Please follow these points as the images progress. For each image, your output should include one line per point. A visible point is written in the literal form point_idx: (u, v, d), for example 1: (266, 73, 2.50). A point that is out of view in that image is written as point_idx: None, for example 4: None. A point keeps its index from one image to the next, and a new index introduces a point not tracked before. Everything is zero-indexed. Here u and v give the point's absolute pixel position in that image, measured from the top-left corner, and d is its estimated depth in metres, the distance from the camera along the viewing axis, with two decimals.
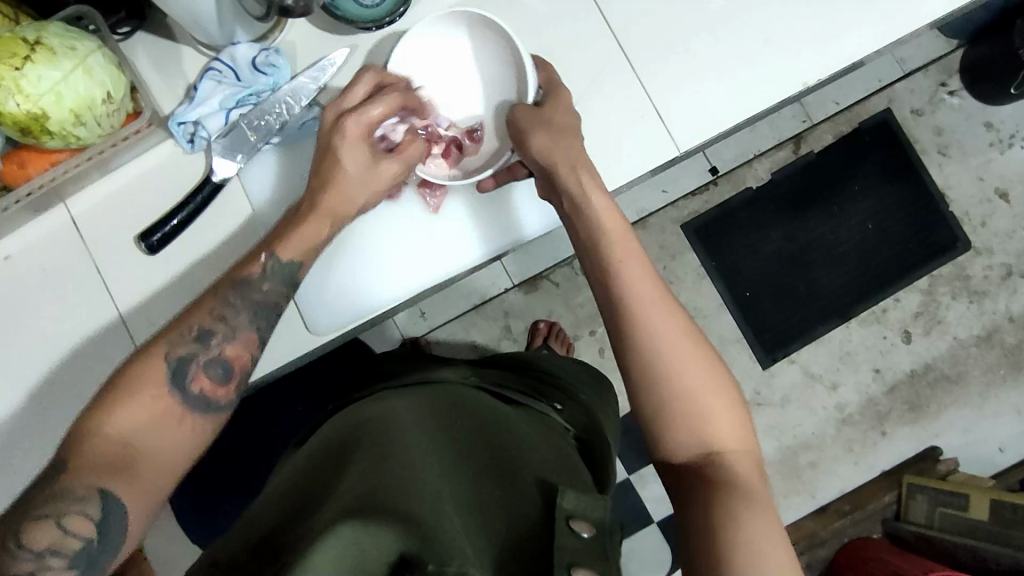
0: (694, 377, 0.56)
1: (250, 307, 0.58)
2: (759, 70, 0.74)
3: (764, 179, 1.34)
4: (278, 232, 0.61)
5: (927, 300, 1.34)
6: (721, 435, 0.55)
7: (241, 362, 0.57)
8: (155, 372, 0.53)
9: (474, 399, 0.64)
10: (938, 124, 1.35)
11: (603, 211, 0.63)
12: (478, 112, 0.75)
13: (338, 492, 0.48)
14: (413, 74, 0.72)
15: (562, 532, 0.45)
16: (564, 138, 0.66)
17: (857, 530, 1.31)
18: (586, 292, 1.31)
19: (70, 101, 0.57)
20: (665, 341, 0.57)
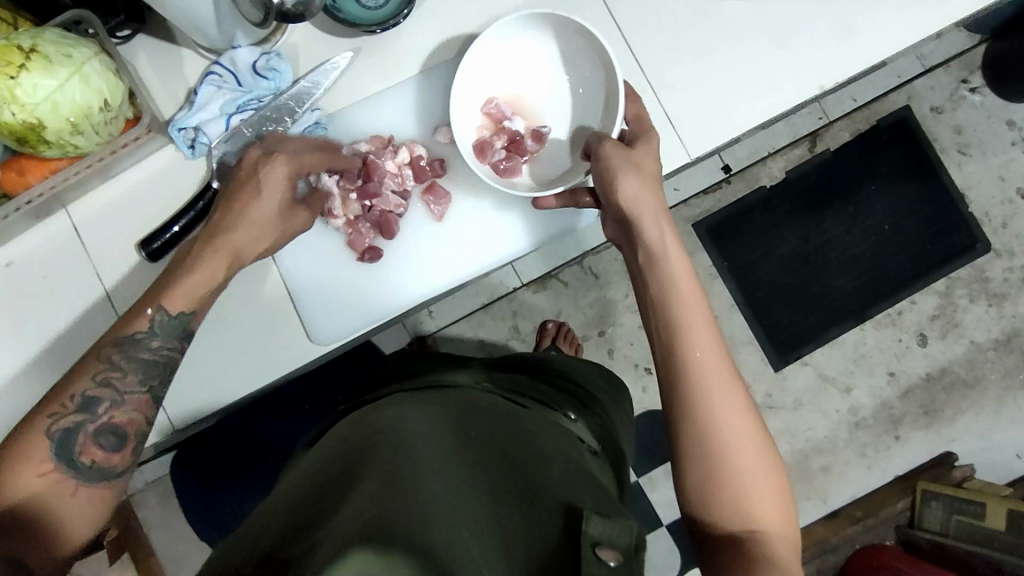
0: (747, 454, 0.57)
1: (138, 366, 0.59)
2: (775, 72, 0.71)
3: (778, 177, 1.31)
4: (164, 281, 0.62)
5: (945, 303, 1.31)
6: (766, 515, 0.56)
7: (134, 425, 0.59)
8: (40, 447, 0.54)
9: (488, 407, 0.62)
10: (958, 122, 1.32)
11: (679, 266, 0.62)
12: (552, 113, 0.73)
13: (346, 511, 0.46)
14: (485, 77, 0.72)
15: (589, 560, 0.43)
16: (650, 188, 0.64)
17: (869, 537, 1.29)
18: (596, 292, 1.29)
19: (67, 110, 0.56)
20: (726, 415, 0.57)
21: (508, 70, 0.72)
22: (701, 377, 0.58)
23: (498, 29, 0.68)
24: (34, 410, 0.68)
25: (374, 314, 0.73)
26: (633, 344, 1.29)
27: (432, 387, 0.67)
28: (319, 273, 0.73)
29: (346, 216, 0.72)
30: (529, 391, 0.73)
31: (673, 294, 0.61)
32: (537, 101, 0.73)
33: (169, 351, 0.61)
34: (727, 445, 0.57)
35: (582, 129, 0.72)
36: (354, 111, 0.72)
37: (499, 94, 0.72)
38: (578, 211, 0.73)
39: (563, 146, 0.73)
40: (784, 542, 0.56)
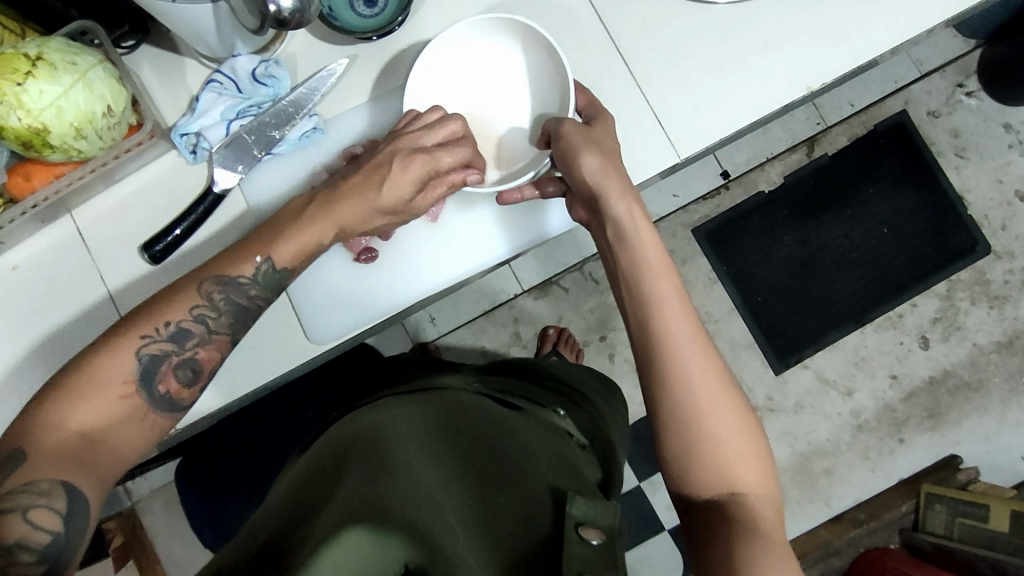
0: (723, 422, 0.58)
1: (232, 307, 0.60)
2: (765, 75, 0.72)
3: (775, 182, 1.32)
4: (269, 232, 0.63)
5: (945, 305, 1.31)
6: (745, 477, 0.57)
7: (212, 364, 0.60)
8: (126, 367, 0.55)
9: (474, 407, 0.63)
10: (955, 126, 1.32)
11: (643, 238, 0.64)
12: (512, 110, 0.75)
13: (338, 498, 0.46)
14: (441, 79, 0.73)
15: (572, 539, 0.45)
16: (613, 164, 0.66)
17: (873, 540, 1.29)
18: (596, 297, 1.30)
19: (71, 115, 0.57)
20: (698, 382, 0.59)
21: (467, 80, 0.74)
22: (673, 353, 0.59)
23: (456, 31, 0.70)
24: None
25: (369, 315, 0.75)
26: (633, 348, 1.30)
27: (421, 389, 0.68)
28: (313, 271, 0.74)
29: None
30: (518, 392, 0.74)
31: (645, 272, 0.63)
32: (485, 113, 0.75)
33: (259, 300, 0.62)
34: (700, 415, 0.58)
35: (541, 119, 0.74)
36: (348, 117, 0.73)
37: (455, 97, 0.74)
38: (546, 203, 0.74)
39: (520, 150, 0.75)
40: (765, 503, 0.57)
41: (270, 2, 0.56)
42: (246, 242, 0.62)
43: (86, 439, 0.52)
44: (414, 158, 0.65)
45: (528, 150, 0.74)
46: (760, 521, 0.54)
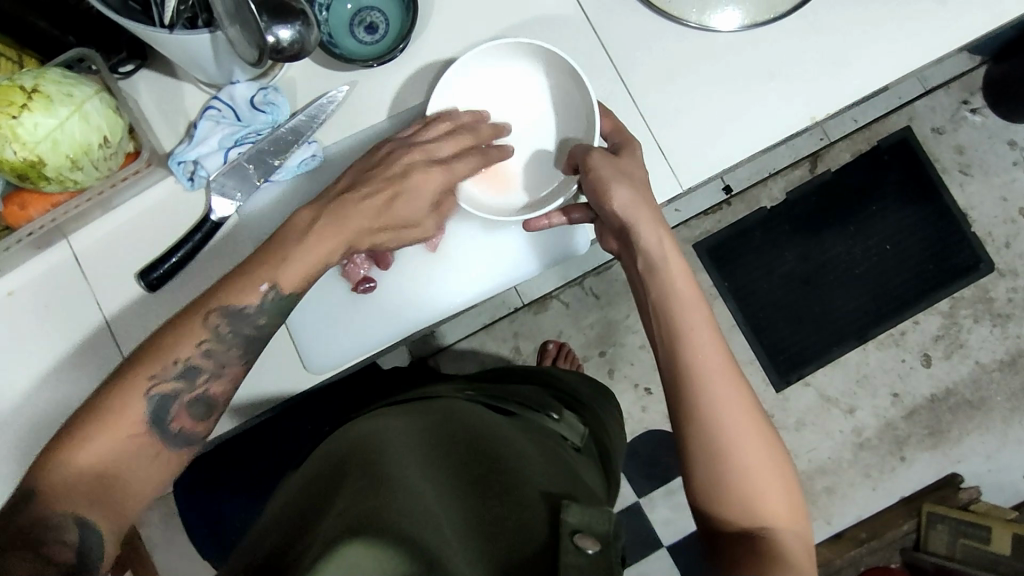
0: (753, 452, 0.58)
1: (240, 339, 0.59)
2: (768, 103, 0.72)
3: (778, 198, 1.32)
4: (269, 256, 0.61)
5: (948, 323, 1.30)
6: (775, 510, 0.57)
7: (225, 396, 0.60)
8: (135, 407, 0.54)
9: (469, 412, 0.62)
10: (960, 142, 1.32)
11: (671, 267, 0.64)
12: (542, 135, 0.74)
13: (334, 510, 0.45)
14: (467, 108, 0.72)
15: (569, 548, 0.44)
16: (644, 196, 0.65)
17: (874, 559, 1.28)
18: (596, 313, 1.29)
19: (66, 147, 0.57)
20: (725, 413, 0.58)
21: (499, 97, 0.73)
22: (703, 382, 0.59)
23: (477, 57, 0.69)
24: (34, 437, 0.69)
25: (370, 341, 0.74)
26: (633, 364, 1.30)
27: (414, 398, 0.66)
28: (313, 296, 0.73)
29: None
30: (513, 396, 0.72)
31: (675, 301, 0.62)
32: (511, 141, 0.74)
33: (269, 329, 0.61)
34: (731, 445, 0.58)
35: (569, 142, 0.73)
36: (349, 145, 0.72)
37: None
38: (572, 229, 0.74)
39: (545, 177, 0.74)
40: (794, 538, 0.56)
41: (268, 33, 0.56)
42: (245, 269, 0.60)
43: (96, 483, 0.51)
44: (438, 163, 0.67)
45: (551, 174, 0.74)
46: (790, 556, 0.54)
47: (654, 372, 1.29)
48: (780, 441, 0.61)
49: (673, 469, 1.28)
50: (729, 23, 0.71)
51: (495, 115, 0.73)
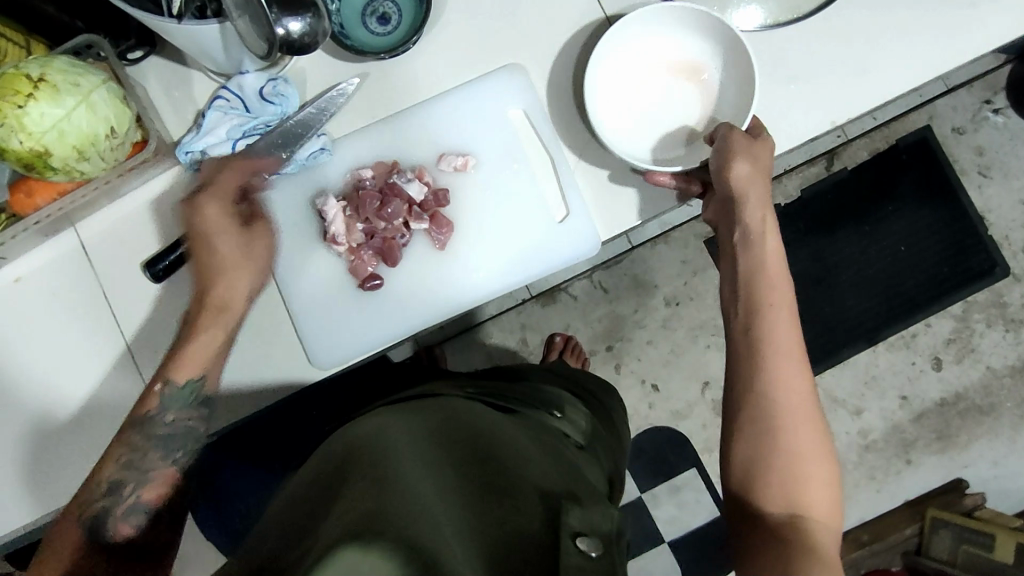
0: (801, 434, 0.61)
1: (158, 439, 0.64)
2: (786, 105, 0.70)
3: (793, 195, 1.29)
4: (169, 353, 0.65)
5: (960, 327, 1.29)
6: (810, 496, 0.59)
7: (159, 499, 0.64)
8: (72, 533, 0.60)
9: (471, 409, 0.61)
10: (980, 143, 1.29)
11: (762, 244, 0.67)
12: (690, 108, 0.71)
13: (335, 511, 0.45)
14: (625, 65, 0.71)
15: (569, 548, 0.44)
16: (757, 177, 0.67)
17: (876, 562, 1.28)
18: (604, 306, 1.28)
19: (73, 138, 0.56)
20: (786, 393, 0.62)
21: (652, 63, 0.72)
22: (772, 360, 0.63)
23: (644, 16, 0.69)
24: (39, 422, 0.70)
25: (375, 339, 0.73)
26: (640, 359, 1.29)
27: (418, 396, 0.66)
28: (320, 292, 0.72)
29: (349, 244, 0.71)
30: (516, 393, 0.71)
31: (761, 274, 0.66)
32: (658, 106, 0.71)
33: (185, 424, 0.65)
34: (781, 426, 0.61)
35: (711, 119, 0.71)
36: (359, 136, 0.72)
37: (636, 84, 0.71)
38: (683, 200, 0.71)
39: (679, 147, 0.71)
40: (824, 531, 0.58)
41: (279, 25, 0.55)
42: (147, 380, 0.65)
43: None
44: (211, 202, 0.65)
45: (686, 146, 0.71)
46: (818, 545, 0.56)
47: (661, 368, 1.29)
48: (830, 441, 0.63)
49: (677, 466, 1.28)
50: (750, 23, 0.70)
51: (648, 81, 0.72)
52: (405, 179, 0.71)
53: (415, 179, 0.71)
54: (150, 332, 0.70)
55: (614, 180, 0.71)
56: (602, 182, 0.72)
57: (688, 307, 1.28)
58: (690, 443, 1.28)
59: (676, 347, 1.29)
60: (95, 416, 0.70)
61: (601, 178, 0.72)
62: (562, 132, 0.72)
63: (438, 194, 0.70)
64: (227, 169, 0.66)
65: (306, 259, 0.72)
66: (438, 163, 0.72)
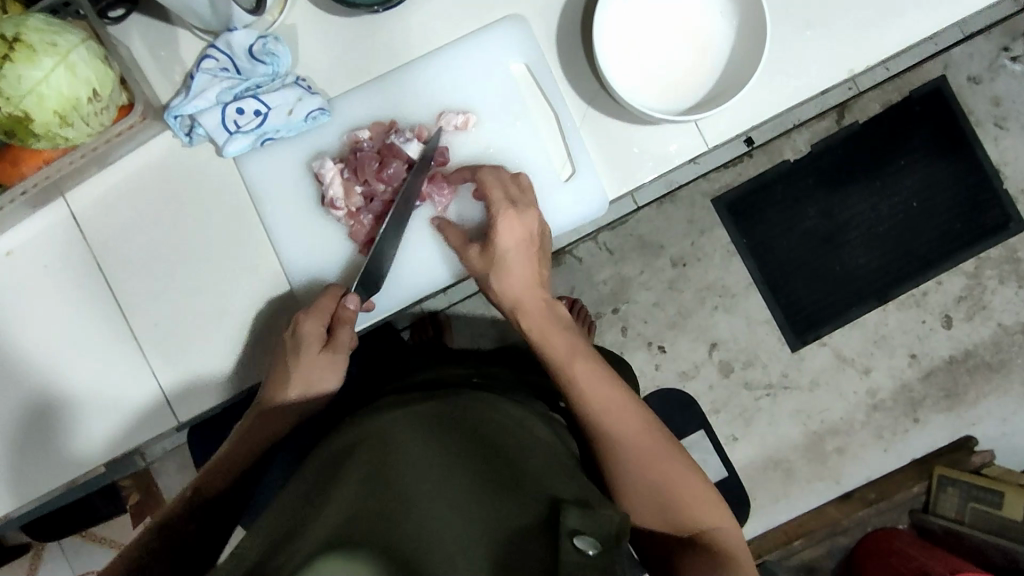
0: (649, 453, 0.62)
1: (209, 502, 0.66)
2: (801, 54, 0.67)
3: (803, 151, 1.25)
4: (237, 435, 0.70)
5: (972, 284, 1.26)
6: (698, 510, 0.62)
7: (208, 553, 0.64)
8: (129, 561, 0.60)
9: (477, 398, 0.60)
10: (997, 93, 1.25)
11: (521, 279, 0.67)
12: (698, 57, 0.68)
13: (317, 520, 0.44)
14: (629, 13, 0.67)
15: (566, 549, 0.43)
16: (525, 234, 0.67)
17: (882, 520, 1.28)
18: (609, 269, 1.26)
19: (53, 102, 0.54)
20: (623, 427, 0.62)
21: (659, 10, 0.68)
22: (605, 416, 0.62)
23: None
24: (42, 395, 0.69)
25: (379, 307, 0.71)
26: (646, 322, 1.27)
27: (423, 387, 0.64)
28: (320, 258, 0.70)
29: (348, 208, 0.69)
30: (523, 386, 0.70)
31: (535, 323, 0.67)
32: (665, 56, 0.68)
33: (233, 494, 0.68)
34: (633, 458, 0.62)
35: (720, 68, 0.68)
36: (354, 95, 0.69)
37: (642, 33, 0.68)
38: (699, 146, 0.68)
39: (688, 98, 0.68)
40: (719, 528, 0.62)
41: None
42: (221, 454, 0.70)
43: None
44: (300, 316, 0.66)
45: (695, 98, 0.68)
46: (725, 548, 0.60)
47: (668, 330, 1.27)
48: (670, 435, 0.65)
49: (684, 428, 1.28)
50: None
51: (655, 29, 0.68)
52: (404, 139, 0.67)
53: (413, 138, 0.67)
54: (148, 304, 0.69)
55: (622, 134, 0.68)
56: (609, 138, 0.69)
57: (695, 268, 1.26)
58: (697, 404, 1.27)
59: (682, 309, 1.27)
60: (97, 388, 0.69)
61: (609, 134, 0.68)
62: (567, 87, 0.69)
63: (439, 151, 0.68)
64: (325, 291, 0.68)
65: (306, 225, 0.70)
66: (437, 122, 0.69)
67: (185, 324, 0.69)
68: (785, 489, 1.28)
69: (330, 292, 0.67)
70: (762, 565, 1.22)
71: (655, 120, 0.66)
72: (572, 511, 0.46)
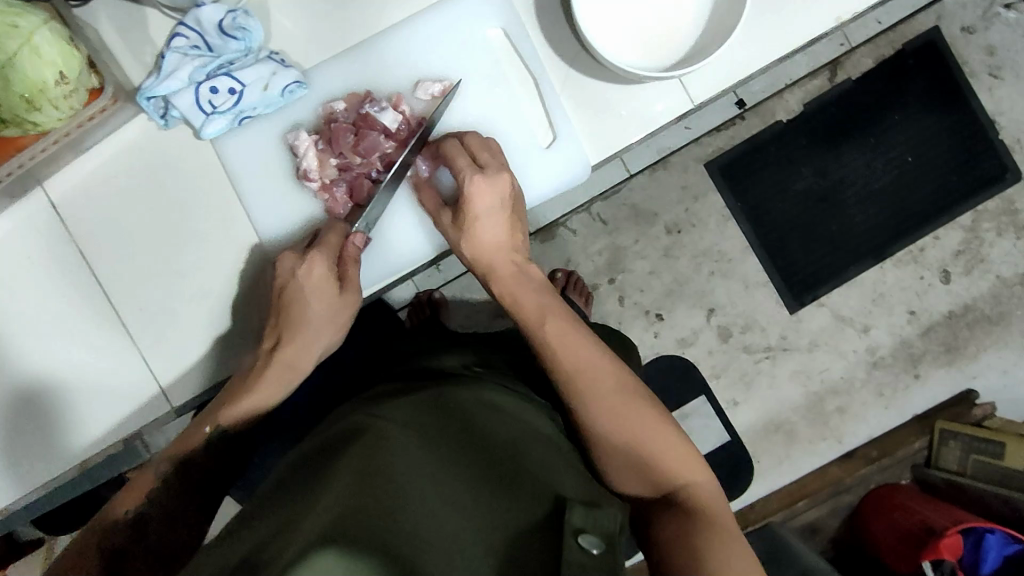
0: (630, 416, 0.60)
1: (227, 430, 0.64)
2: (787, 4, 0.65)
3: (795, 110, 1.23)
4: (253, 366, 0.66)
5: (970, 237, 1.25)
6: (684, 470, 0.58)
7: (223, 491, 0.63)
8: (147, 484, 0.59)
9: (471, 389, 0.60)
10: (991, 42, 1.22)
11: (492, 242, 0.66)
12: (680, 12, 0.66)
13: (320, 506, 0.44)
14: None
15: (571, 547, 0.44)
16: (495, 194, 0.65)
17: (885, 476, 1.29)
18: (604, 239, 1.25)
19: (19, 85, 0.54)
20: (601, 387, 0.61)
21: None
22: (585, 384, 0.61)
23: None
24: (35, 385, 0.69)
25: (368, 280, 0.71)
26: (643, 291, 1.27)
27: (416, 374, 0.64)
28: (295, 232, 0.69)
29: (322, 180, 0.68)
30: (516, 372, 0.70)
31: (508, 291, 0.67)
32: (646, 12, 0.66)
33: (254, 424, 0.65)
34: (606, 419, 0.60)
35: (703, 21, 0.66)
36: (329, 68, 0.67)
37: None
38: (686, 103, 0.67)
39: (671, 54, 0.67)
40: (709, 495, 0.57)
41: None
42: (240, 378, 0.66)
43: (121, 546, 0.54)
44: (311, 256, 0.64)
45: (678, 53, 0.67)
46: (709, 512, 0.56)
47: (666, 298, 1.27)
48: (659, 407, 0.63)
49: (685, 394, 1.27)
50: None
51: None
52: (378, 108, 0.66)
53: (389, 107, 0.66)
54: (134, 292, 0.68)
55: (606, 94, 0.67)
56: (591, 100, 0.67)
57: (690, 234, 1.25)
58: (698, 370, 1.27)
59: (679, 277, 1.26)
60: (91, 376, 0.69)
61: (591, 95, 0.67)
62: (547, 49, 0.67)
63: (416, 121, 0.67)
64: (330, 228, 0.67)
65: (282, 200, 0.69)
66: (415, 91, 0.67)
67: (173, 308, 0.69)
68: (787, 450, 1.28)
69: (335, 228, 0.66)
70: (767, 527, 1.23)
71: (640, 77, 0.64)
72: (577, 510, 0.48)
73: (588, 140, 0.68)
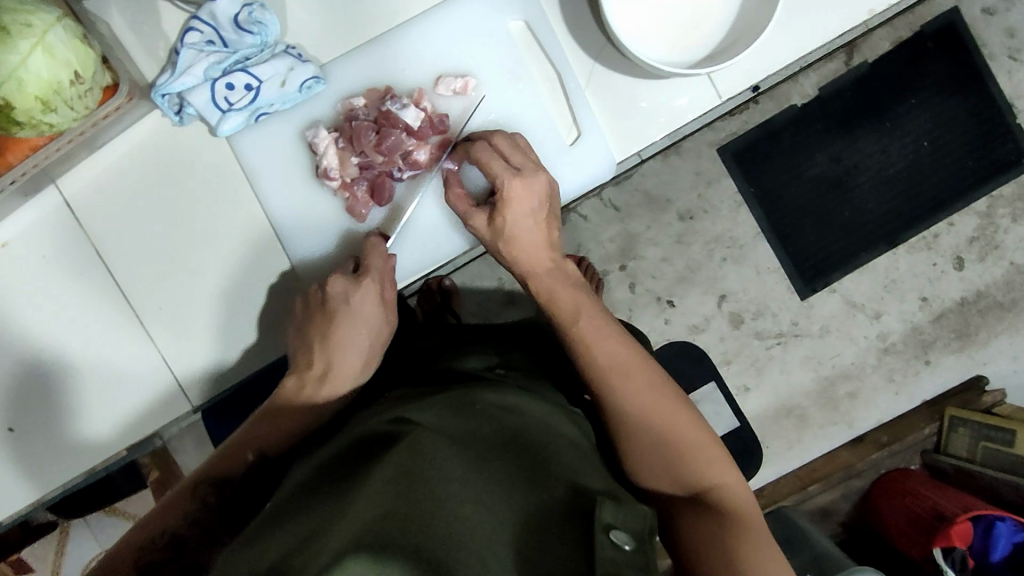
0: (662, 417, 0.59)
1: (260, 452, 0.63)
2: None
3: (810, 94, 1.21)
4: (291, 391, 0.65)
5: (985, 224, 1.24)
6: (713, 471, 0.58)
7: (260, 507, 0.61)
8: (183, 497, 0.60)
9: (493, 391, 0.59)
10: (1011, 24, 1.20)
11: (528, 240, 0.65)
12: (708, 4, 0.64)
13: (353, 511, 0.44)
14: None
15: (603, 544, 0.44)
16: (529, 193, 0.63)
17: (894, 461, 1.30)
18: (616, 225, 1.24)
19: (34, 87, 0.52)
20: (633, 388, 0.60)
21: None
22: (614, 382, 0.61)
23: None
24: (50, 385, 0.69)
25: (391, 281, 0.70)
26: (655, 277, 1.26)
27: (439, 376, 0.63)
28: (314, 231, 0.68)
29: (342, 178, 0.66)
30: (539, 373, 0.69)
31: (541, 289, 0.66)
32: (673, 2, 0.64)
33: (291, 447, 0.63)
34: (639, 419, 0.59)
35: (731, 13, 0.64)
36: (348, 63, 0.66)
37: None
38: (712, 99, 0.65)
39: (697, 47, 0.65)
40: (739, 495, 0.57)
41: None
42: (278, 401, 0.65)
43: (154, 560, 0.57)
44: (363, 284, 0.64)
45: (705, 46, 0.65)
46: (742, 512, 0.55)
47: (677, 284, 1.26)
48: (695, 410, 0.61)
49: (696, 380, 1.27)
50: None
51: None
52: (400, 105, 0.64)
53: (410, 104, 0.64)
54: (151, 291, 0.68)
55: (630, 90, 0.65)
56: (615, 95, 0.66)
57: (702, 221, 1.24)
58: (709, 357, 1.27)
59: (691, 263, 1.25)
60: (107, 376, 0.69)
61: (615, 90, 0.65)
62: (570, 42, 0.65)
63: (439, 119, 0.65)
64: (370, 247, 0.66)
65: (298, 198, 0.68)
66: (436, 86, 0.66)
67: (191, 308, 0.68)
68: (798, 435, 1.29)
69: (375, 249, 0.66)
70: (777, 511, 1.24)
71: (667, 73, 0.62)
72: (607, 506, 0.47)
73: (611, 137, 0.67)
